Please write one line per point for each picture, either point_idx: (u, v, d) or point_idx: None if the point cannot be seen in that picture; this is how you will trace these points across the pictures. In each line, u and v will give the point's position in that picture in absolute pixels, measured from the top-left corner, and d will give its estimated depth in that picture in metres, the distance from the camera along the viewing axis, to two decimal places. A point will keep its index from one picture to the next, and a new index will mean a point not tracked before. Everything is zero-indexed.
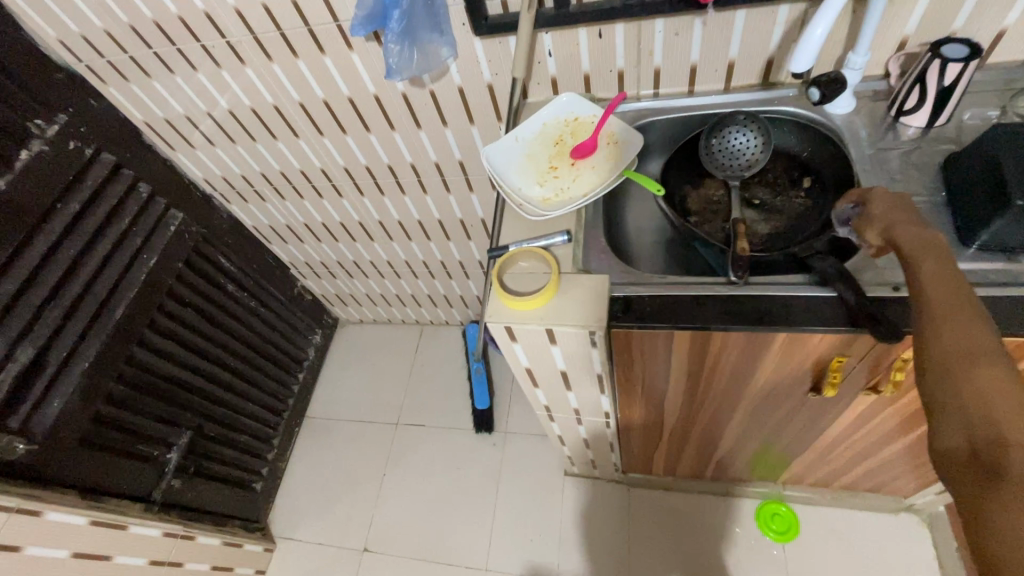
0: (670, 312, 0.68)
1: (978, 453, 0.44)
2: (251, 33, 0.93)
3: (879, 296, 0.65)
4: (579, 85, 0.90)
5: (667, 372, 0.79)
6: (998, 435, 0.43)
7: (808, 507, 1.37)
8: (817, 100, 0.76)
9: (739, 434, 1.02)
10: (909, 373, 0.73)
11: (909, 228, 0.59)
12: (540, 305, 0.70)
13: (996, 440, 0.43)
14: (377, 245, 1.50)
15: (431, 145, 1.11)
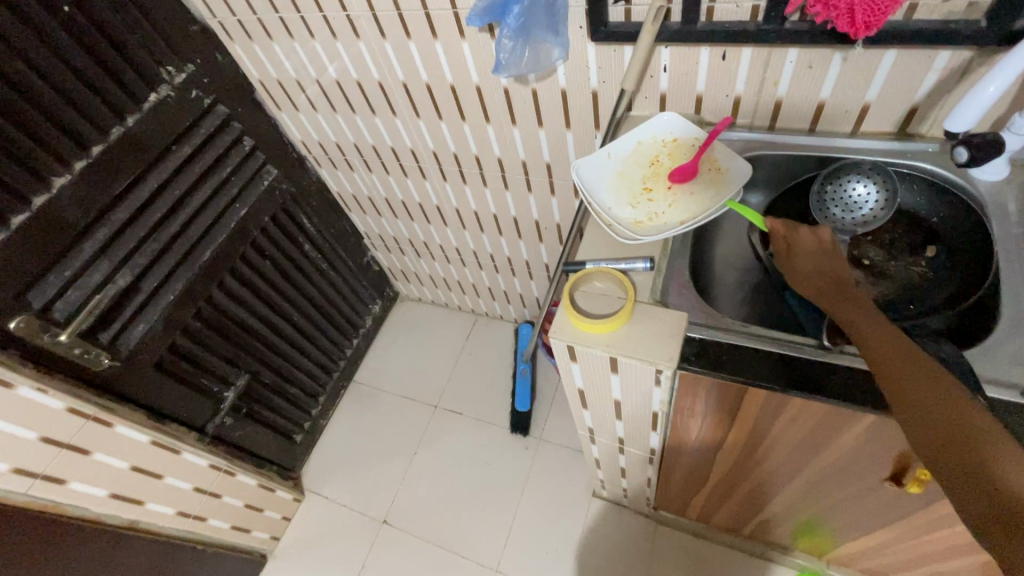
0: (746, 366, 0.63)
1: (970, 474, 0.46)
2: (371, 9, 0.95)
3: (1002, 399, 0.56)
4: (688, 105, 0.86)
5: (731, 426, 0.75)
6: (973, 451, 0.46)
7: None
8: (963, 162, 0.67)
9: (790, 502, 0.94)
10: None
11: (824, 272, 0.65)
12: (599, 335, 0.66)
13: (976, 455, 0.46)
14: (450, 230, 1.51)
15: (522, 143, 1.09)
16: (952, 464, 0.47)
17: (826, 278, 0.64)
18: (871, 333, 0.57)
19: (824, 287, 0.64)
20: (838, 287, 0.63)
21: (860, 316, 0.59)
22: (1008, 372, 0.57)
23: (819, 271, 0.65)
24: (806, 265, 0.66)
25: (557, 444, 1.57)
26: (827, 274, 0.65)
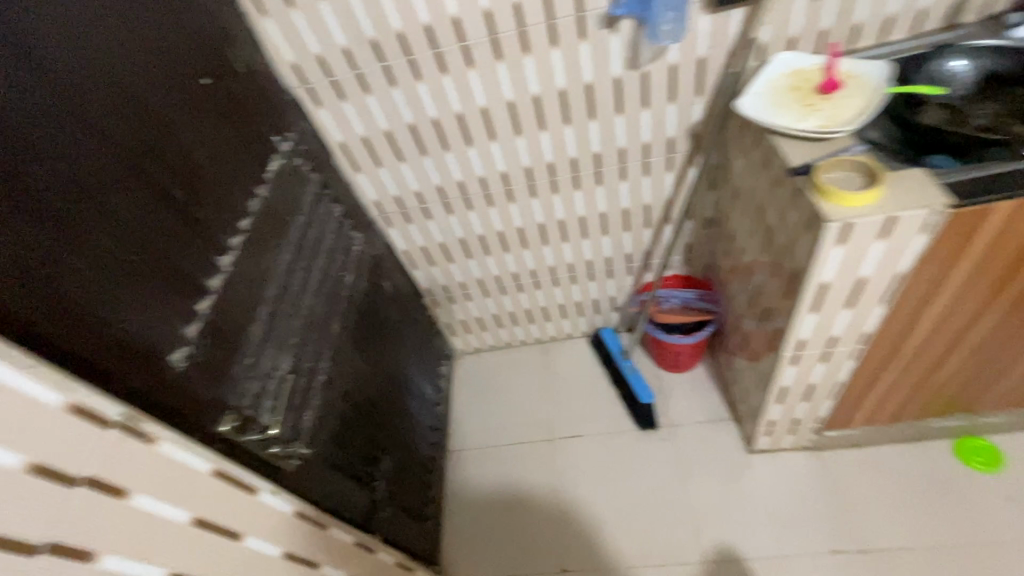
0: (998, 184, 0.77)
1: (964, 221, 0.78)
2: (490, 34, 1.03)
3: None
4: (782, 48, 1.05)
5: (951, 264, 0.85)
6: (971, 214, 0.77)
7: (1005, 437, 1.35)
8: None
9: (970, 347, 1.06)
10: None
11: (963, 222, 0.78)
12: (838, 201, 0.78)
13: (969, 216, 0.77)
14: (528, 252, 1.52)
15: (622, 131, 1.21)
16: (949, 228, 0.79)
17: (954, 240, 0.80)
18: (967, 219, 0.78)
19: (949, 243, 0.81)
20: (966, 226, 0.78)
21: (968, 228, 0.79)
22: None
23: (956, 227, 0.78)
24: (953, 229, 0.79)
25: (692, 423, 1.58)
26: (958, 231, 0.79)
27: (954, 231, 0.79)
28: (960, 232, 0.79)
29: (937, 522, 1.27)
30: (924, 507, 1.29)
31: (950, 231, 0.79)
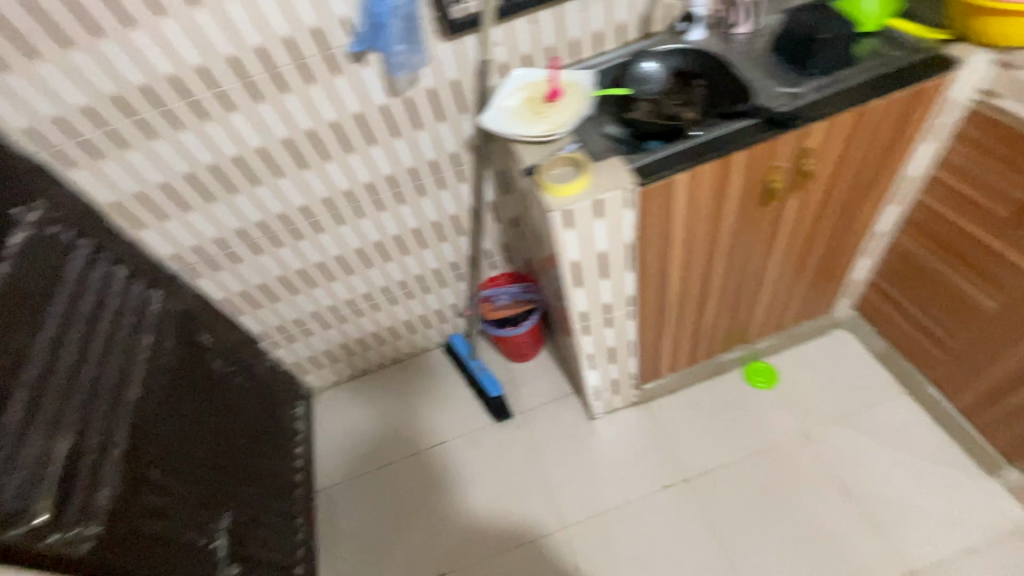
0: (673, 161, 0.95)
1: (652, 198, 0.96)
2: (241, 78, 1.06)
3: (769, 103, 1.01)
4: (521, 64, 1.19)
5: (663, 228, 1.04)
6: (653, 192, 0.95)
7: (778, 356, 1.64)
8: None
9: (714, 287, 1.29)
10: (820, 167, 1.06)
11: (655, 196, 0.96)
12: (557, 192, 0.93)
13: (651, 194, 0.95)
14: (355, 277, 1.56)
15: (406, 152, 1.30)
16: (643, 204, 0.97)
17: (654, 209, 0.99)
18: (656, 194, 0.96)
19: (652, 212, 0.99)
20: (657, 199, 0.97)
21: (658, 200, 0.98)
22: (775, 103, 1.01)
23: (651, 201, 0.97)
24: (652, 202, 0.97)
25: (541, 405, 1.71)
26: (654, 203, 0.98)
27: (648, 206, 0.98)
28: (657, 204, 0.98)
29: (738, 440, 1.51)
30: (725, 430, 1.53)
31: (648, 204, 0.97)
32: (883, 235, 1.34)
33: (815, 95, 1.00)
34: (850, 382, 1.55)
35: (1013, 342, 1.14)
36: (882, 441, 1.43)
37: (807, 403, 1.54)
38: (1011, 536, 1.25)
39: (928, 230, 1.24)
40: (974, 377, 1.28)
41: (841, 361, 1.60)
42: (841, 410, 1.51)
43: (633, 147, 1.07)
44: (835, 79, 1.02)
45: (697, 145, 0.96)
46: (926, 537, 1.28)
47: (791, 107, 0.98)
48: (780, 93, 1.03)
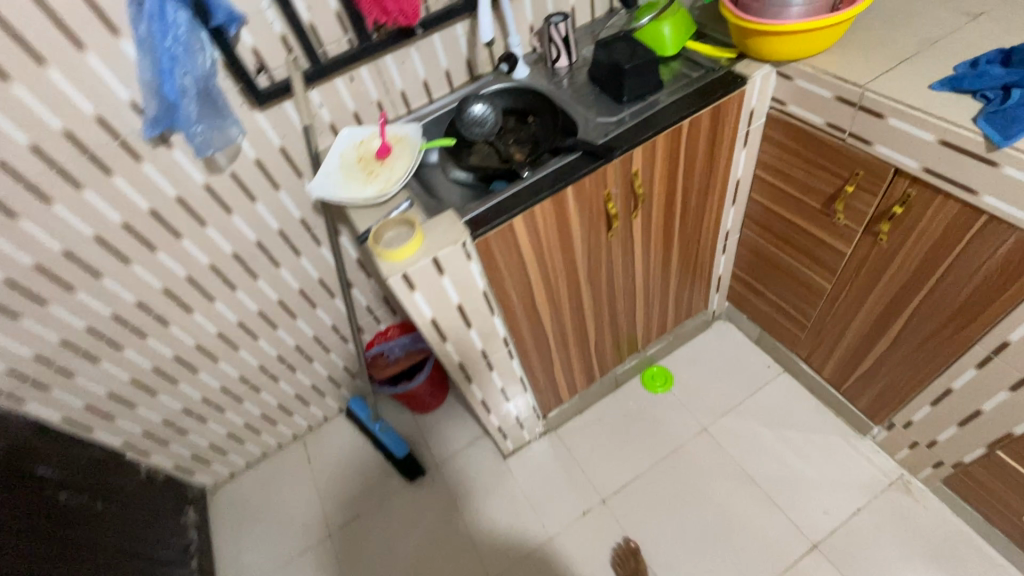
0: (504, 207, 0.95)
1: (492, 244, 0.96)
2: (20, 180, 0.93)
3: (591, 135, 1.03)
4: (352, 122, 1.16)
5: (517, 269, 1.04)
6: (493, 240, 0.95)
7: (670, 357, 1.71)
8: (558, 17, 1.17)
9: (588, 311, 1.31)
10: (652, 186, 1.11)
11: (496, 241, 0.96)
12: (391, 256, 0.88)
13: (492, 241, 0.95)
14: (223, 363, 1.43)
15: (248, 226, 1.21)
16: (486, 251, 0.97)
17: (500, 253, 0.98)
18: (498, 239, 0.96)
19: (498, 257, 0.99)
20: (500, 244, 0.97)
21: (503, 244, 0.98)
22: (596, 132, 1.04)
23: (492, 247, 0.96)
24: (494, 247, 0.96)
25: (453, 454, 1.65)
26: (496, 249, 0.97)
27: (492, 252, 0.98)
28: (501, 248, 0.98)
29: (646, 448, 1.54)
30: (632, 442, 1.56)
31: (491, 251, 0.96)
32: (732, 232, 1.44)
33: (630, 120, 1.04)
34: (735, 369, 1.64)
35: (854, 315, 1.23)
36: (770, 423, 1.52)
37: (701, 398, 1.61)
38: (888, 490, 1.35)
39: (765, 224, 1.34)
40: (830, 350, 1.38)
41: (724, 352, 1.68)
42: (731, 400, 1.58)
43: (475, 192, 1.07)
44: (647, 102, 1.07)
45: (528, 186, 0.97)
46: (820, 508, 1.36)
47: (610, 135, 1.01)
48: (600, 120, 1.06)
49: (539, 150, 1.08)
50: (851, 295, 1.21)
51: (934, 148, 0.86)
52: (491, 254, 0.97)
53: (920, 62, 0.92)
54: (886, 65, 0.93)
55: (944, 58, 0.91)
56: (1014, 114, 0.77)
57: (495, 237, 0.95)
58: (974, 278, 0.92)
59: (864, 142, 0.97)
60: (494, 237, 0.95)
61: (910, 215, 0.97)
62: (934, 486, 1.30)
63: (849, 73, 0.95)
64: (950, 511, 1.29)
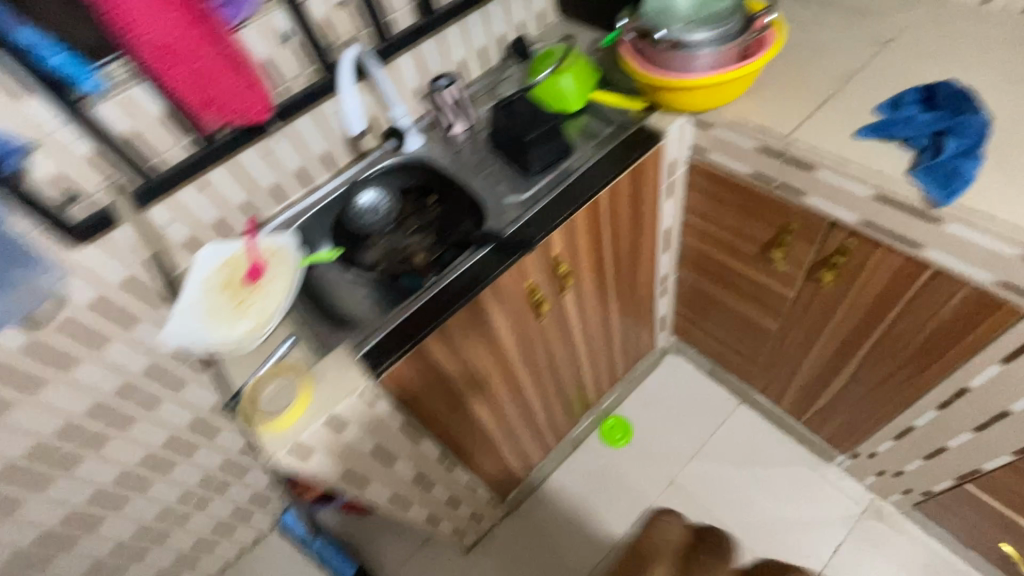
0: (410, 330, 0.79)
1: (402, 377, 0.80)
2: None
3: (502, 220, 0.89)
4: (214, 232, 0.95)
5: (440, 387, 0.88)
6: (402, 373, 0.79)
7: (625, 404, 1.60)
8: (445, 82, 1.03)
9: (530, 393, 1.17)
10: (578, 261, 0.98)
11: (409, 370, 0.80)
12: (270, 427, 0.69)
13: (400, 375, 0.79)
14: (92, 538, 1.11)
15: (99, 377, 0.93)
16: (396, 387, 0.80)
17: (415, 380, 0.82)
18: (410, 368, 0.80)
19: (414, 385, 0.83)
20: (414, 372, 0.81)
21: (417, 372, 0.82)
22: (507, 216, 0.89)
23: (406, 377, 0.81)
24: (408, 377, 0.81)
25: (408, 558, 1.46)
26: (410, 378, 0.81)
27: (406, 384, 0.82)
28: (416, 376, 0.82)
29: (616, 515, 1.43)
30: (600, 509, 1.44)
31: (403, 382, 0.81)
32: (669, 275, 1.34)
33: (541, 196, 0.91)
34: (692, 407, 1.56)
35: (805, 354, 1.17)
36: (736, 462, 1.44)
37: (663, 446, 1.51)
38: (862, 517, 1.31)
39: (702, 265, 1.25)
40: (785, 385, 1.32)
41: (679, 389, 1.60)
42: (694, 442, 1.50)
43: (377, 298, 0.90)
44: (558, 172, 0.95)
45: (435, 297, 0.81)
46: (801, 551, 1.30)
47: (523, 220, 0.87)
48: (509, 198, 0.93)
49: (446, 240, 0.93)
50: (800, 336, 1.14)
51: (871, 203, 0.78)
52: (403, 386, 0.81)
53: (839, 104, 0.84)
54: (805, 111, 0.85)
55: (862, 97, 0.84)
56: (951, 167, 0.70)
57: (406, 366, 0.79)
58: (928, 327, 0.85)
59: (795, 192, 0.88)
60: (402, 370, 0.79)
61: (853, 264, 0.90)
62: (904, 508, 1.28)
63: (769, 121, 0.86)
64: (924, 531, 1.26)
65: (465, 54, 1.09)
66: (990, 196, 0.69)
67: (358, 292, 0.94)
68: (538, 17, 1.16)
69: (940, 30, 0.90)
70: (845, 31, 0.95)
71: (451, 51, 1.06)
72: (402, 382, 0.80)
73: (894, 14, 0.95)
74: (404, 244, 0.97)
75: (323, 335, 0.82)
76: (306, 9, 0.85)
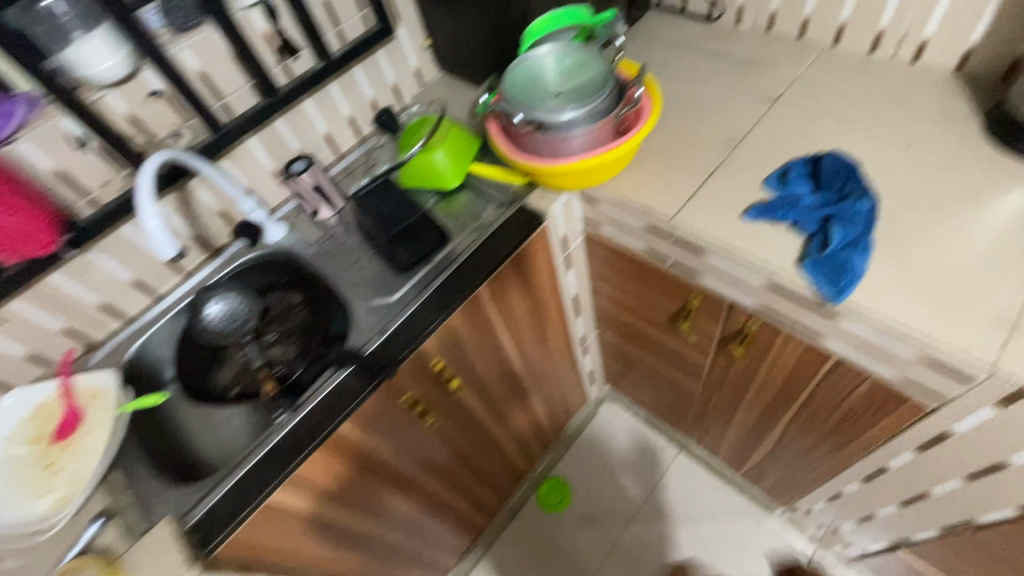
0: (251, 487, 0.67)
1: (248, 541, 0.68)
2: None
3: (367, 333, 0.78)
4: (30, 366, 0.80)
5: (309, 530, 0.76)
6: (247, 537, 0.67)
7: (562, 463, 1.51)
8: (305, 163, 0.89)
9: (440, 491, 1.06)
10: (466, 358, 0.88)
11: (257, 531, 0.69)
12: None
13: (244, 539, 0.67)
14: None
15: None
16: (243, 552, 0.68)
17: (269, 537, 0.71)
18: (258, 528, 0.69)
19: (269, 541, 0.71)
20: (264, 530, 0.69)
21: (268, 528, 0.70)
22: (373, 327, 0.79)
23: (253, 540, 0.69)
24: (257, 538, 0.69)
25: None
26: (260, 537, 0.70)
27: (255, 545, 0.70)
28: (268, 533, 0.71)
29: None
30: None
31: (251, 546, 0.69)
32: (588, 335, 1.25)
33: (411, 298, 0.80)
34: (630, 461, 1.48)
35: (728, 418, 1.10)
36: (677, 520, 1.37)
37: (603, 507, 1.42)
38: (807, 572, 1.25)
39: (618, 328, 1.16)
40: (716, 442, 1.25)
41: (617, 442, 1.51)
42: (634, 500, 1.42)
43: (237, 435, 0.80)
44: (432, 263, 0.84)
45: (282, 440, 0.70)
46: None
47: (388, 332, 0.76)
48: (378, 300, 0.82)
49: (309, 354, 0.82)
50: (723, 401, 1.06)
51: (764, 291, 0.71)
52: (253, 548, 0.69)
53: (726, 179, 0.77)
54: (690, 189, 0.77)
55: (750, 168, 0.77)
56: (841, 261, 0.63)
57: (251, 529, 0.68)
58: (838, 409, 0.79)
59: (690, 272, 0.81)
60: (245, 534, 0.67)
61: (758, 344, 0.82)
62: (848, 559, 1.22)
63: (652, 199, 0.78)
64: None
65: (331, 127, 0.97)
66: (881, 290, 0.62)
67: (216, 421, 0.83)
68: (415, 77, 1.05)
69: (828, 85, 0.83)
70: (732, 88, 0.87)
71: (312, 126, 0.95)
72: (249, 545, 0.68)
73: (782, 67, 0.88)
74: (263, 360, 0.84)
75: (148, 500, 0.69)
76: (104, 107, 0.71)
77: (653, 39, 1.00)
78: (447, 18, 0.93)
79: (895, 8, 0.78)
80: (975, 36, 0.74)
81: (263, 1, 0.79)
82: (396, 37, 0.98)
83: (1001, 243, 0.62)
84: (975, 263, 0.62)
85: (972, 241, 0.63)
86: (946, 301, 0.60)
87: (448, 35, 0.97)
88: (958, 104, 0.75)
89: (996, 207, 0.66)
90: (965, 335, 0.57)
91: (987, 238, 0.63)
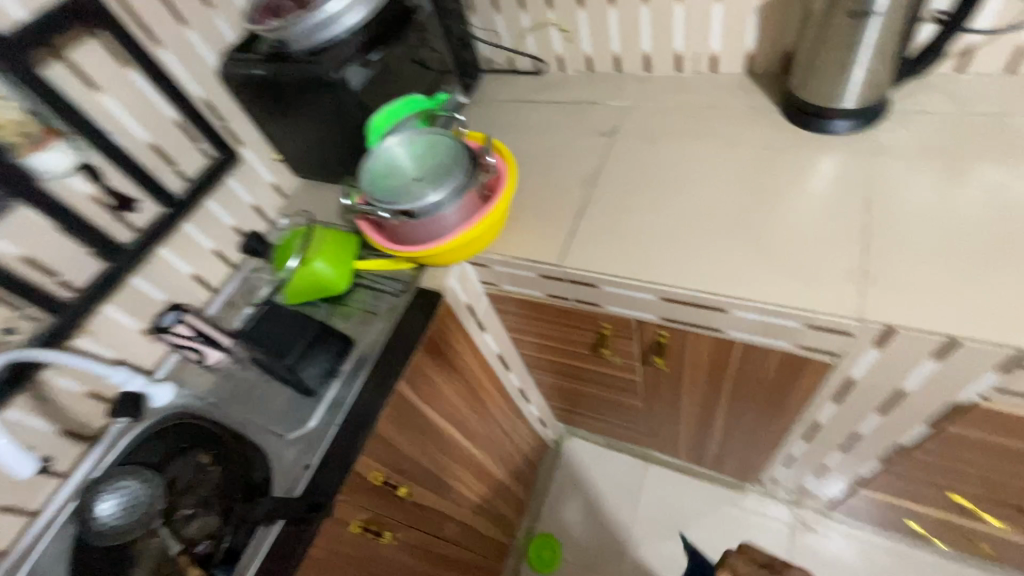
0: None
1: None
2: None
3: (294, 477, 0.71)
4: None
5: None
6: None
7: (543, 518, 1.45)
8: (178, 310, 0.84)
9: None
10: (408, 462, 0.83)
11: None
12: None
13: None
14: None
15: None
16: None
17: None
18: None
19: None
20: None
21: None
22: (297, 467, 0.72)
23: None
24: None
25: None
26: None
27: None
28: None
29: None
30: None
31: None
32: (525, 385, 1.24)
33: (330, 419, 0.76)
34: (606, 490, 1.46)
35: (676, 422, 1.13)
36: (668, 532, 1.36)
37: (596, 547, 1.38)
38: (795, 536, 1.28)
39: (551, 370, 1.16)
40: (675, 446, 1.28)
41: (587, 475, 1.49)
42: (622, 527, 1.39)
43: None
44: (342, 374, 0.80)
45: None
46: None
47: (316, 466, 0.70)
48: (295, 435, 0.76)
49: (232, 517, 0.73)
50: (666, 408, 1.09)
51: (661, 304, 0.75)
52: None
53: (595, 214, 0.82)
54: (566, 233, 0.81)
55: (612, 198, 0.83)
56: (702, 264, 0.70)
57: None
58: (762, 385, 0.83)
59: (593, 304, 0.84)
60: None
61: (675, 350, 0.86)
62: (823, 509, 1.28)
63: (537, 250, 0.81)
64: (849, 524, 1.27)
65: (197, 266, 0.91)
66: (751, 277, 0.68)
67: None
68: (275, 191, 1.03)
69: (654, 107, 0.93)
70: (574, 129, 0.95)
71: (176, 271, 0.88)
72: None
73: (611, 99, 0.97)
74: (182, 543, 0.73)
75: None
76: None
77: (494, 100, 1.07)
78: (290, 130, 0.93)
79: (683, 33, 0.90)
80: (750, 43, 0.87)
81: (83, 165, 0.74)
82: (243, 160, 0.96)
83: (829, 207, 0.71)
84: (816, 231, 0.70)
85: (807, 212, 0.72)
86: (805, 271, 0.67)
87: (296, 145, 0.96)
88: (758, 99, 0.87)
89: (815, 177, 0.75)
90: (829, 296, 0.64)
91: (819, 206, 0.72)
